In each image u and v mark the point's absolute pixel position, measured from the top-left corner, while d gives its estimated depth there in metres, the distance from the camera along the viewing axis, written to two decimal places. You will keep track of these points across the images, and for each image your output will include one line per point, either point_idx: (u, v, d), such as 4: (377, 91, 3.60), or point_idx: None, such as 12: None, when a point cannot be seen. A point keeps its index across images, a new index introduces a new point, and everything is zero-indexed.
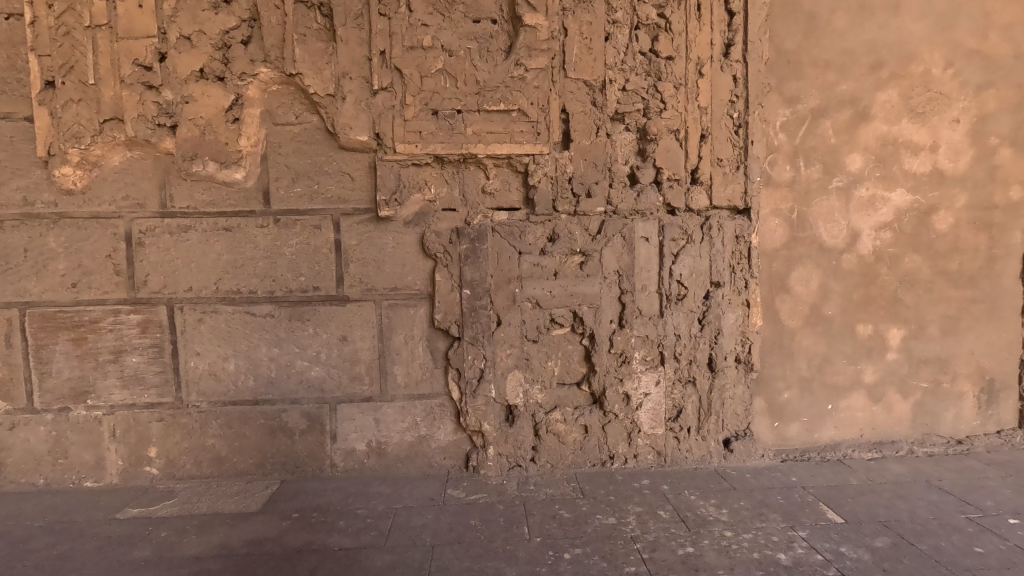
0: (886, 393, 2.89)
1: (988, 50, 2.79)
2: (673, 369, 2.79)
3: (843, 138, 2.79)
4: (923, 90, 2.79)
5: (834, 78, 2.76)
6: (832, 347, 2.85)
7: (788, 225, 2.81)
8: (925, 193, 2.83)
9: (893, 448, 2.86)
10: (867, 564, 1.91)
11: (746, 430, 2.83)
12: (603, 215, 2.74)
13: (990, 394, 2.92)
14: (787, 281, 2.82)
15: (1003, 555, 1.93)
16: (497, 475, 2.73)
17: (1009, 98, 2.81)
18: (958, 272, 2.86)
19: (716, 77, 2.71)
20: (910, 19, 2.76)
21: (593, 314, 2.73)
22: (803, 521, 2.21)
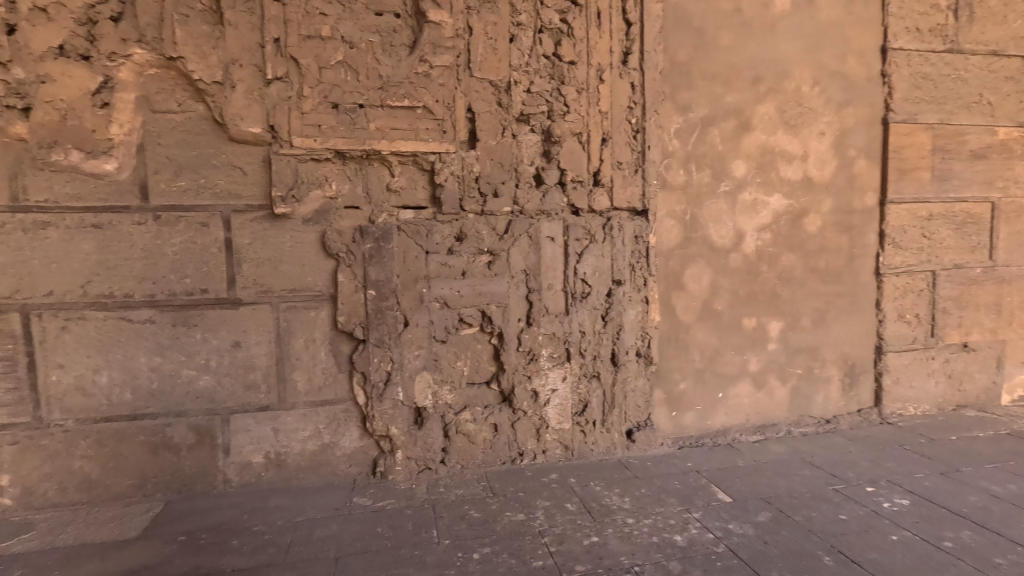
0: (768, 379, 3.16)
1: (847, 71, 3.14)
2: (579, 365, 2.87)
3: (728, 146, 3.01)
4: (795, 105, 3.08)
5: (721, 90, 2.98)
6: (721, 339, 3.07)
7: (682, 226, 2.98)
8: (798, 197, 3.12)
9: (774, 430, 3.13)
10: (751, 538, 2.07)
11: (647, 420, 2.97)
12: (510, 215, 2.77)
13: (852, 377, 3.28)
14: (681, 278, 3.00)
15: (863, 520, 2.17)
16: (406, 479, 2.67)
17: (864, 115, 3.17)
18: (826, 269, 3.19)
19: (616, 84, 2.82)
20: (783, 40, 3.04)
21: (501, 313, 2.75)
22: (697, 503, 2.36)
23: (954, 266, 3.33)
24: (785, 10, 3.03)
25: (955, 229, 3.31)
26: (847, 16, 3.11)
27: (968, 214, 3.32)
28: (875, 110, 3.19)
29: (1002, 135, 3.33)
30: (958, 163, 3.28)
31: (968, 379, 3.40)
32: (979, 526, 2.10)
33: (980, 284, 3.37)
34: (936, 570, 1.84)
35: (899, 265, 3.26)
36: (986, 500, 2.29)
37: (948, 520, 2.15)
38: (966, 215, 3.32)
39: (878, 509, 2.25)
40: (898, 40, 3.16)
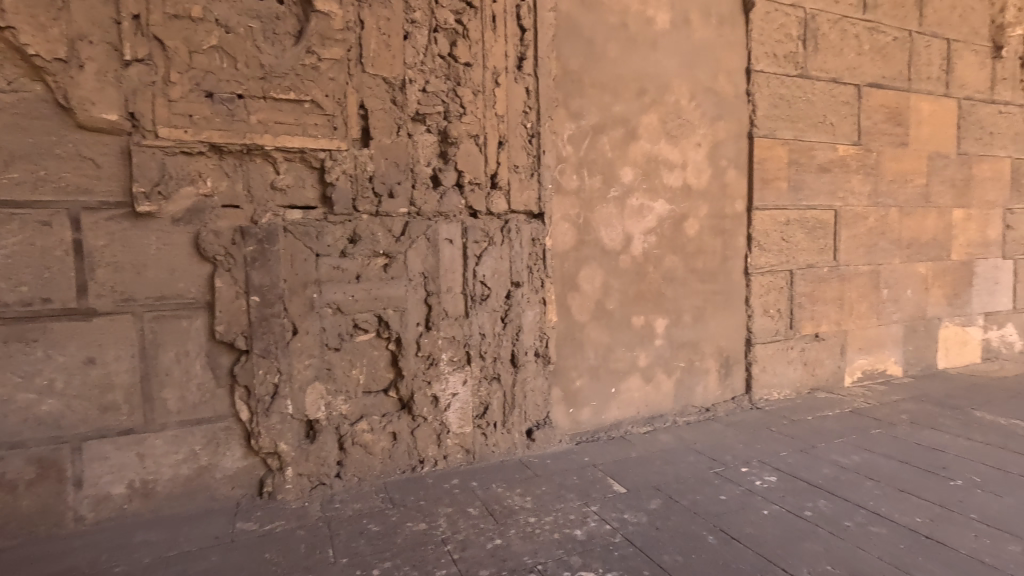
0: (655, 373, 3.36)
1: (718, 88, 3.43)
2: (479, 368, 2.86)
3: (617, 153, 3.16)
4: (675, 117, 3.31)
5: (609, 99, 3.12)
6: (613, 337, 3.21)
7: (576, 229, 3.08)
8: (679, 203, 3.36)
9: (661, 420, 3.34)
10: (644, 526, 2.18)
11: (546, 419, 3.03)
12: (407, 217, 2.69)
13: (727, 367, 3.60)
14: (576, 279, 3.10)
15: (739, 499, 2.38)
16: (297, 498, 2.49)
17: (733, 129, 3.49)
18: (703, 269, 3.46)
19: (511, 88, 2.85)
20: (664, 56, 3.26)
21: (399, 317, 2.67)
22: (594, 496, 2.44)
23: (807, 265, 3.76)
24: (665, 28, 3.25)
25: (807, 232, 3.75)
26: (718, 38, 3.41)
27: (817, 220, 3.77)
28: (741, 126, 3.52)
29: (842, 152, 3.82)
30: (809, 175, 3.72)
31: (819, 364, 3.86)
32: (831, 495, 2.38)
33: (827, 281, 3.84)
34: (799, 538, 2.06)
35: (764, 266, 3.62)
36: (836, 472, 2.61)
37: (807, 491, 2.42)
38: (815, 221, 3.77)
39: (751, 487, 2.48)
40: (759, 62, 3.51)
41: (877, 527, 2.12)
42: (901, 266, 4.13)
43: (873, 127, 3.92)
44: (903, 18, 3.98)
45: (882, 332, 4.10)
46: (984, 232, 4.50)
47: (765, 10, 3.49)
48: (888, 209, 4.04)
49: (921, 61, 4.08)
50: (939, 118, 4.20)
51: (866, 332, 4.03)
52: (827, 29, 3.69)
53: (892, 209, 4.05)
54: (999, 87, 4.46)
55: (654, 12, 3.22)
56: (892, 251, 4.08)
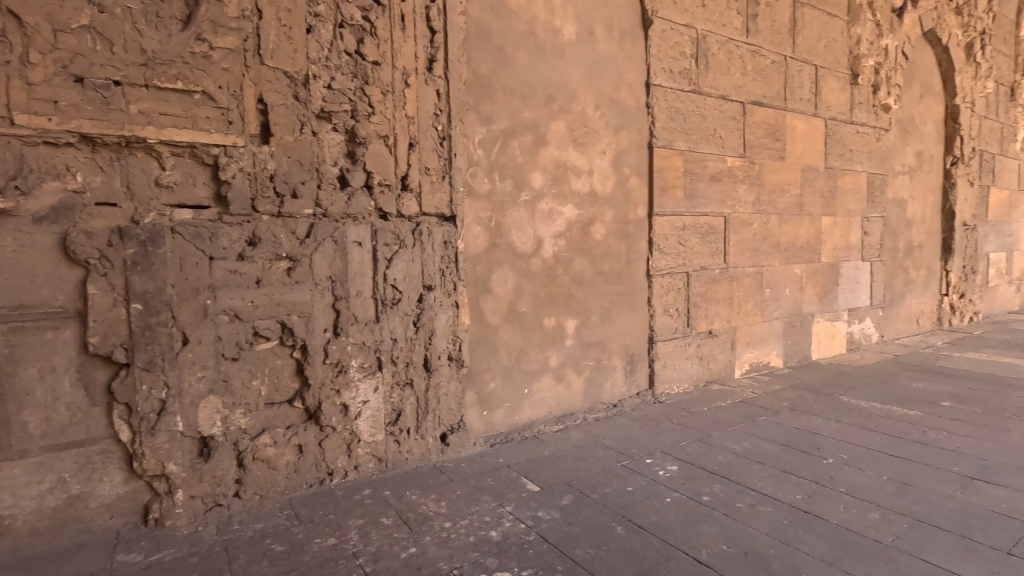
0: (566, 373, 3.46)
1: (621, 100, 3.61)
2: (391, 374, 2.79)
3: (527, 158, 3.23)
4: (581, 125, 3.44)
5: (519, 106, 3.18)
6: (525, 339, 3.27)
7: (488, 233, 3.10)
8: (586, 208, 3.49)
9: (572, 418, 3.44)
10: (558, 521, 2.24)
11: (461, 422, 3.02)
12: (312, 218, 2.57)
13: (632, 365, 3.78)
14: (488, 282, 3.12)
15: (645, 489, 2.51)
16: (189, 522, 2.29)
17: (634, 139, 3.69)
18: (610, 272, 3.62)
19: (421, 90, 2.81)
20: (570, 66, 3.37)
21: (304, 324, 2.54)
22: (509, 497, 2.47)
23: (702, 268, 4.06)
24: (571, 39, 3.37)
25: (701, 237, 4.04)
26: (620, 52, 3.58)
27: (709, 225, 4.07)
28: (642, 136, 3.73)
29: (730, 163, 4.16)
30: (702, 184, 4.01)
31: (713, 359, 4.17)
32: (725, 479, 2.58)
33: (719, 282, 4.16)
34: (699, 522, 2.20)
35: (664, 268, 3.85)
36: (729, 458, 2.82)
37: (704, 478, 2.60)
38: (708, 226, 4.07)
39: (655, 477, 2.62)
40: (658, 77, 3.73)
41: (764, 506, 2.32)
42: (780, 267, 4.56)
43: (756, 141, 4.31)
44: (780, 44, 4.41)
45: (766, 328, 4.51)
46: (847, 237, 5.09)
47: (662, 28, 3.72)
48: (769, 216, 4.45)
49: (794, 84, 4.54)
50: (810, 135, 4.70)
51: (752, 328, 4.41)
52: (716, 49, 4.01)
53: (773, 216, 4.47)
54: (857, 110, 5.07)
55: (560, 22, 3.32)
56: (773, 254, 4.50)
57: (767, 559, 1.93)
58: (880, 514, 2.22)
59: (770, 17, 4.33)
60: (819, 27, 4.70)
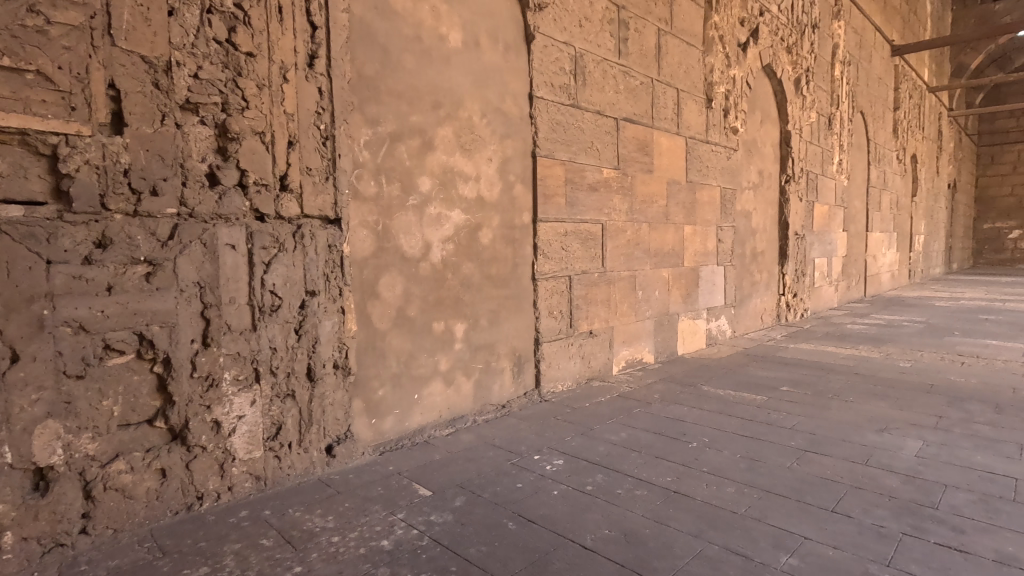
0: (456, 376, 3.48)
1: (506, 109, 3.72)
2: (270, 385, 2.62)
3: (414, 162, 3.21)
4: (468, 132, 3.50)
5: (406, 109, 3.16)
6: (414, 343, 3.24)
7: (375, 236, 3.04)
8: (474, 213, 3.55)
9: (462, 421, 3.47)
10: (451, 523, 2.25)
11: (347, 433, 2.92)
12: (176, 218, 2.34)
13: (519, 366, 3.90)
14: (376, 287, 3.05)
15: (533, 484, 2.61)
16: (21, 569, 1.96)
17: (519, 148, 3.82)
18: (497, 275, 3.71)
19: (301, 86, 2.69)
20: (457, 73, 3.42)
21: (167, 335, 2.30)
22: (400, 504, 2.43)
23: (582, 272, 4.30)
24: (457, 47, 3.42)
25: (581, 242, 4.28)
26: (504, 64, 3.70)
27: (588, 231, 4.33)
28: (526, 145, 3.88)
29: (606, 174, 4.46)
30: (581, 193, 4.26)
31: (593, 357, 4.44)
32: (606, 469, 2.76)
33: (598, 285, 4.44)
34: (584, 510, 2.34)
35: (548, 272, 4.03)
36: (609, 448, 3.03)
37: (588, 469, 2.76)
38: (588, 233, 4.33)
39: (543, 472, 2.74)
40: (540, 90, 3.91)
41: (640, 490, 2.52)
42: (650, 271, 4.98)
43: (628, 155, 4.67)
44: (647, 67, 4.82)
45: (639, 327, 4.89)
46: (705, 244, 5.69)
47: (543, 43, 3.90)
48: (640, 225, 4.84)
49: (660, 104, 5.00)
50: (673, 151, 5.18)
51: (627, 327, 4.76)
52: (592, 67, 4.28)
53: (643, 224, 4.87)
54: (711, 131, 5.69)
55: (446, 29, 3.36)
56: (644, 259, 4.90)
57: (643, 538, 2.11)
58: (736, 488, 2.52)
59: (638, 42, 4.73)
60: (680, 54, 5.22)
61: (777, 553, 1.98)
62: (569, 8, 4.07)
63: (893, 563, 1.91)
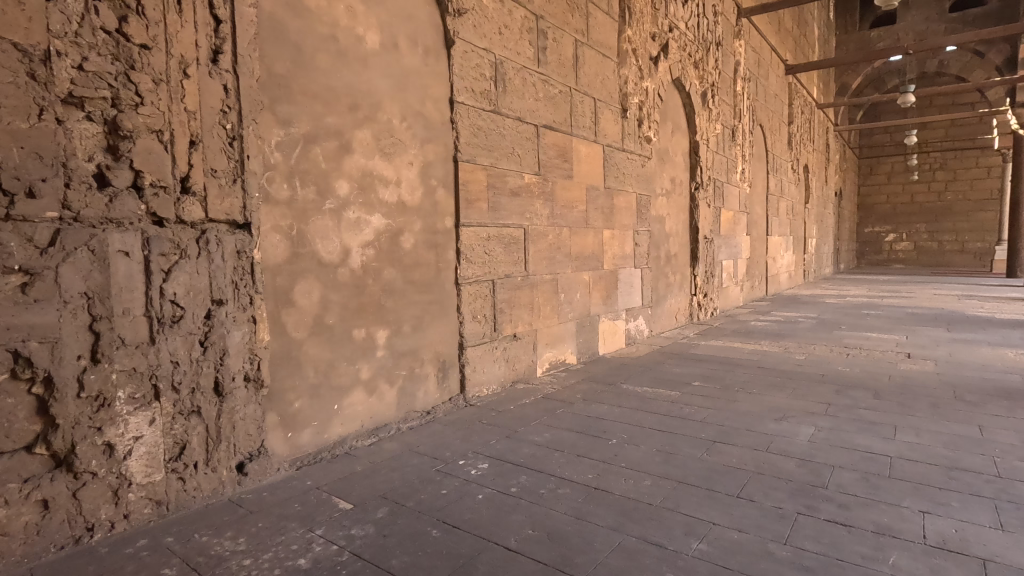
0: (378, 384, 3.40)
1: (426, 113, 3.70)
2: (171, 402, 2.44)
3: (331, 165, 3.11)
4: (388, 135, 3.44)
5: (321, 110, 3.05)
6: (334, 352, 3.13)
7: (289, 241, 2.91)
8: (394, 218, 3.50)
9: (386, 430, 3.39)
10: (373, 536, 2.20)
11: (261, 448, 2.77)
12: (59, 223, 2.13)
13: (444, 371, 3.88)
14: (290, 294, 2.92)
15: (458, 490, 2.60)
16: None
17: (440, 152, 3.81)
18: (420, 280, 3.67)
19: (204, 83, 2.52)
20: (375, 75, 3.36)
21: (48, 352, 2.08)
22: (318, 520, 2.34)
23: (505, 276, 4.34)
24: (375, 48, 3.36)
25: (504, 247, 4.33)
26: (424, 67, 3.68)
27: (511, 236, 4.38)
28: (447, 149, 3.86)
29: (527, 180, 4.53)
30: (504, 198, 4.31)
31: (518, 360, 4.49)
32: (530, 469, 2.81)
33: (521, 288, 4.50)
34: (508, 513, 2.36)
35: (471, 276, 4.03)
36: (533, 450, 3.07)
37: (512, 471, 2.79)
38: (510, 237, 4.38)
39: (468, 477, 2.73)
40: (460, 95, 3.91)
41: (563, 488, 2.58)
42: (571, 274, 5.12)
43: (549, 161, 4.78)
44: (565, 76, 4.96)
45: (561, 329, 5.01)
46: (623, 247, 5.92)
47: (463, 49, 3.91)
48: (561, 229, 4.96)
49: (578, 112, 5.15)
50: (592, 158, 5.36)
51: (551, 329, 4.87)
52: (512, 75, 4.35)
53: (564, 228, 5.00)
54: (627, 139, 5.94)
55: (363, 30, 3.28)
56: (566, 262, 5.02)
57: (566, 536, 2.16)
58: (652, 481, 2.64)
59: (556, 51, 4.85)
60: (596, 65, 5.41)
61: (689, 540, 2.09)
62: (488, 15, 4.11)
63: (789, 541, 2.08)
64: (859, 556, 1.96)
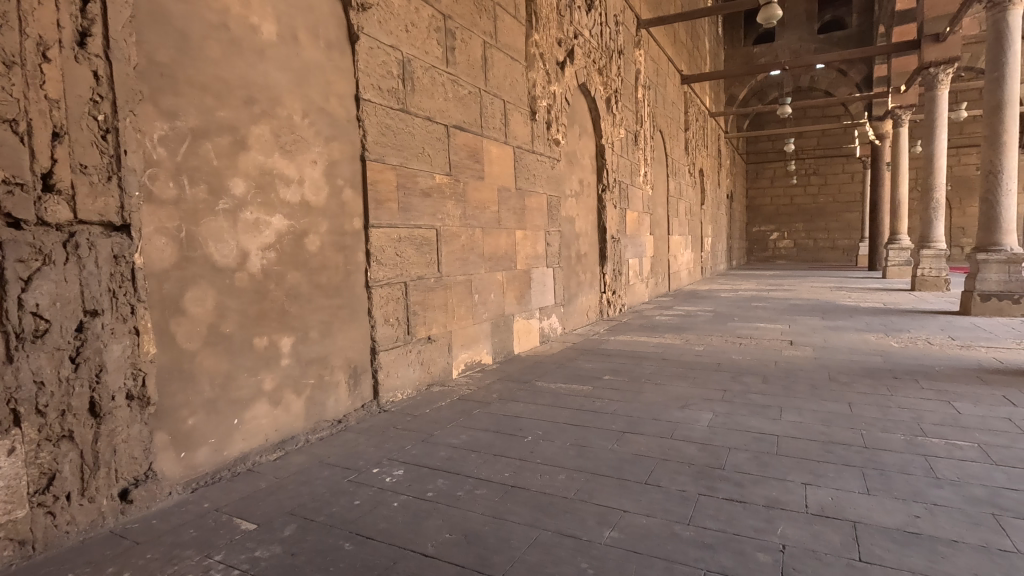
0: (283, 395, 3.22)
1: (331, 110, 3.55)
2: (36, 428, 2.15)
3: (224, 162, 2.90)
4: (288, 131, 3.27)
5: (211, 103, 2.84)
6: (232, 363, 2.92)
7: (177, 245, 2.67)
8: (298, 219, 3.33)
9: (293, 442, 3.22)
10: (279, 556, 2.07)
11: (148, 472, 2.52)
12: None
13: (355, 377, 3.74)
14: (180, 302, 2.68)
15: (372, 499, 2.52)
16: None
17: (346, 151, 3.68)
18: (327, 284, 3.52)
19: (70, 68, 2.25)
20: (272, 67, 3.18)
21: None
22: (217, 545, 2.17)
23: (418, 277, 4.27)
24: (271, 40, 3.17)
25: (416, 248, 4.25)
26: (327, 62, 3.53)
27: (423, 237, 4.32)
28: (354, 148, 3.74)
29: (438, 180, 4.49)
30: (414, 198, 4.23)
31: (433, 363, 4.43)
32: (447, 472, 2.78)
33: (434, 290, 4.45)
34: (424, 518, 2.32)
35: (383, 279, 3.92)
36: (450, 452, 3.05)
37: (428, 475, 2.75)
38: (422, 238, 4.31)
39: (382, 485, 2.66)
40: (367, 92, 3.79)
41: (481, 489, 2.58)
42: (485, 275, 5.13)
43: (460, 162, 4.76)
44: (474, 76, 4.97)
45: (476, 329, 5.01)
46: (535, 248, 6.03)
47: (369, 45, 3.80)
48: (474, 230, 4.96)
49: (488, 114, 5.18)
50: (503, 159, 5.41)
51: (465, 330, 4.85)
52: (420, 73, 4.28)
53: (477, 229, 5.00)
54: (536, 142, 6.06)
55: (258, 20, 3.09)
56: (479, 263, 5.03)
57: (483, 536, 2.16)
58: (567, 475, 2.70)
59: (465, 52, 4.85)
60: (504, 67, 5.47)
61: (601, 529, 2.17)
62: (394, 12, 4.02)
63: (692, 521, 2.21)
64: (753, 529, 2.13)
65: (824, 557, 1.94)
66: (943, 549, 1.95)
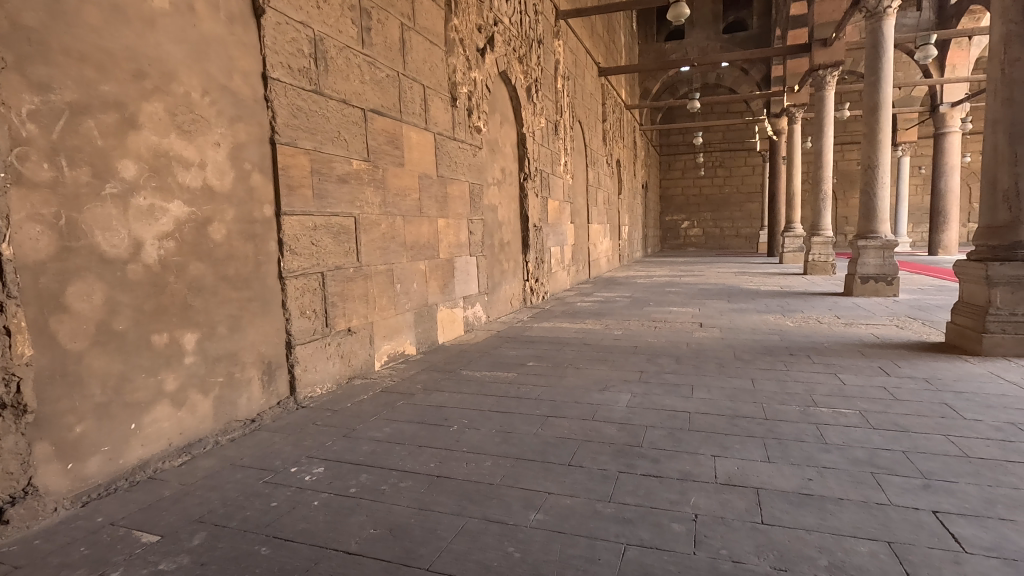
0: (188, 396, 3.00)
1: (234, 88, 3.31)
2: None
3: (110, 141, 2.62)
4: (186, 110, 3.01)
5: (93, 76, 2.55)
6: (128, 363, 2.67)
7: (55, 233, 2.39)
8: (200, 206, 3.08)
9: (200, 445, 3.00)
10: (187, 567, 1.93)
11: (27, 488, 2.26)
12: None
13: (269, 373, 3.55)
14: (62, 299, 2.40)
15: (291, 499, 2.41)
16: None
17: (254, 133, 3.44)
18: (235, 276, 3.30)
19: None
20: (166, 39, 2.90)
21: None
22: (115, 561, 1.99)
23: (336, 267, 4.10)
24: (163, 8, 2.89)
25: (333, 237, 4.08)
26: (228, 36, 3.27)
27: (340, 225, 4.14)
28: (262, 129, 3.51)
29: (355, 166, 4.32)
30: (330, 184, 4.04)
31: (354, 355, 4.29)
32: (370, 467, 2.71)
33: (353, 280, 4.29)
34: (347, 516, 2.25)
35: (297, 269, 3.72)
36: (373, 446, 2.97)
37: (350, 471, 2.66)
38: (339, 226, 4.14)
39: (301, 484, 2.55)
40: (275, 71, 3.56)
41: (405, 481, 2.54)
42: (406, 264, 5.02)
43: (378, 147, 4.61)
44: (392, 59, 4.81)
45: (398, 320, 4.90)
46: (457, 236, 5.98)
47: (276, 20, 3.56)
48: (394, 218, 4.83)
49: (407, 99, 5.04)
50: (423, 146, 5.30)
51: (387, 321, 4.73)
52: (333, 53, 4.08)
53: (397, 217, 4.87)
54: (457, 129, 5.99)
55: None
56: (400, 252, 4.91)
57: (408, 529, 2.13)
58: (492, 461, 2.72)
59: (381, 33, 4.67)
60: (423, 51, 5.33)
61: (527, 513, 2.20)
62: None
63: (613, 498, 2.30)
64: (668, 502, 2.26)
65: (731, 522, 2.09)
66: (831, 506, 2.17)
